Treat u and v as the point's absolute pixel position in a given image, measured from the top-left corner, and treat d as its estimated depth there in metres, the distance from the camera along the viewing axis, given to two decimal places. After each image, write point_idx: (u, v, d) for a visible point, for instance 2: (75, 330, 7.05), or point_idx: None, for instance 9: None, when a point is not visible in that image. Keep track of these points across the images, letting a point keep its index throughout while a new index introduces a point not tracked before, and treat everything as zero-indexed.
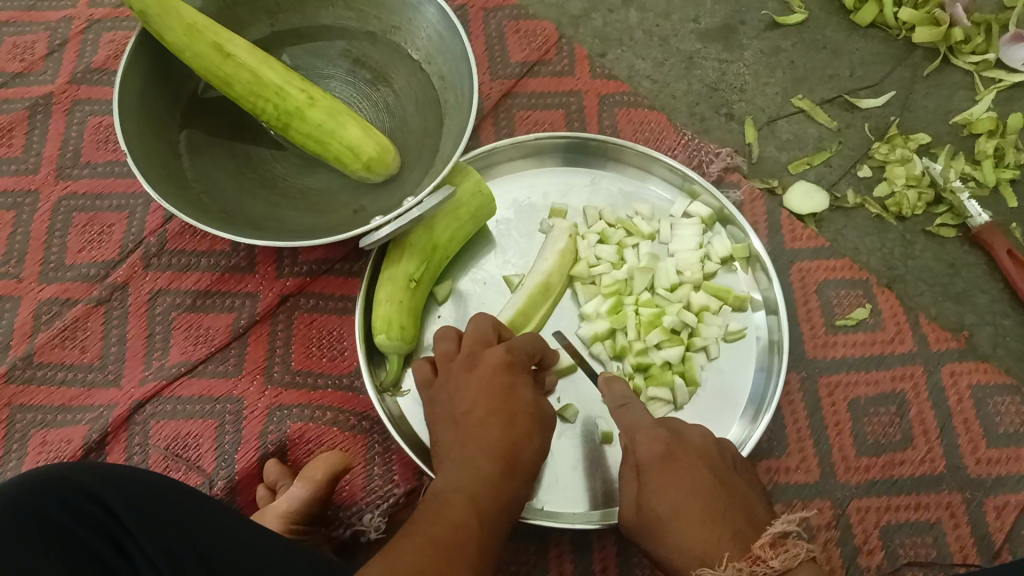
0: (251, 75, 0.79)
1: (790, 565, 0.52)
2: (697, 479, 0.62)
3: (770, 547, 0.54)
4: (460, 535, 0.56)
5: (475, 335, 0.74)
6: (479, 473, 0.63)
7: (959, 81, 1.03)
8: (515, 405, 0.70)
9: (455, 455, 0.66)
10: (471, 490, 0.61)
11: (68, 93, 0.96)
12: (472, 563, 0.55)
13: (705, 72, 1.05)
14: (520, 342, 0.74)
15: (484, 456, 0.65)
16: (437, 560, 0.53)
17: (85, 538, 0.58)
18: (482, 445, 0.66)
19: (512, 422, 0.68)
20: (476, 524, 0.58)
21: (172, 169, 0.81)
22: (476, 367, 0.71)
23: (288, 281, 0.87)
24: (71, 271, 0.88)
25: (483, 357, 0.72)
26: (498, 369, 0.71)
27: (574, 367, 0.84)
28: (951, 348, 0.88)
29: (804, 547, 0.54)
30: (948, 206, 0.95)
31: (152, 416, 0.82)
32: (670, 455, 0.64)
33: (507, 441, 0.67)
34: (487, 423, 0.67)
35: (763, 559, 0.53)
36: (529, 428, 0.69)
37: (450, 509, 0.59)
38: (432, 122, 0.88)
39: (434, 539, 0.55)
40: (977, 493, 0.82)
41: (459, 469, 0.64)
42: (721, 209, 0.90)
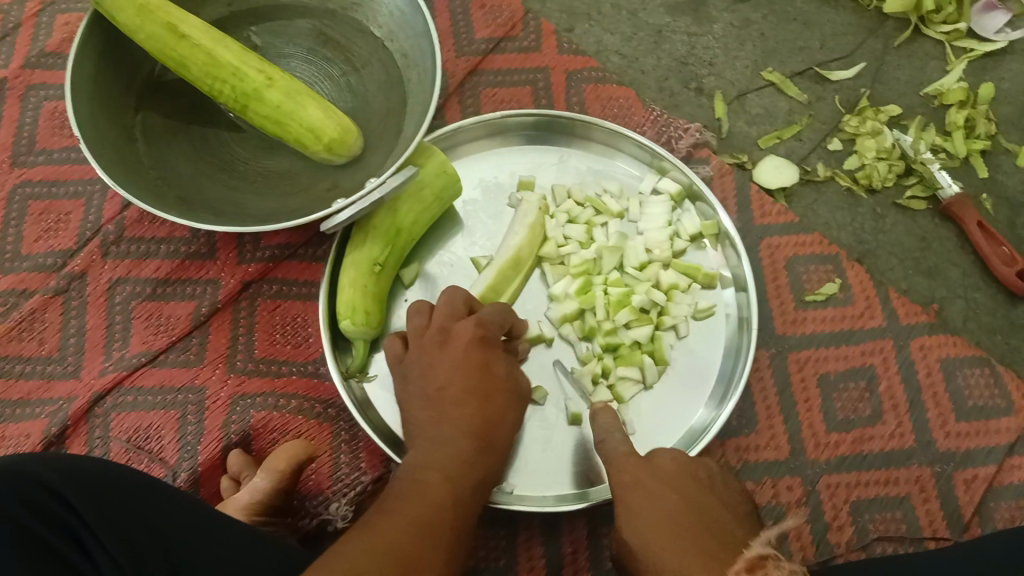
0: (207, 56, 0.77)
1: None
2: (669, 511, 0.57)
3: (747, 573, 0.48)
4: (435, 514, 0.56)
5: (447, 310, 0.72)
6: (456, 452, 0.63)
7: (929, 52, 1.02)
8: (491, 381, 0.69)
9: (429, 433, 0.65)
10: (448, 468, 0.62)
11: (21, 78, 0.94)
12: (449, 541, 0.55)
13: (674, 46, 1.03)
14: (492, 315, 0.73)
15: (459, 435, 0.65)
16: (416, 539, 0.52)
17: (44, 535, 0.56)
18: (457, 423, 0.65)
19: (487, 400, 0.68)
20: (450, 503, 0.58)
21: (126, 153, 0.79)
22: (448, 344, 0.70)
23: (250, 267, 0.86)
24: (27, 262, 0.86)
25: (455, 332, 0.70)
26: (473, 347, 0.70)
27: (542, 337, 0.83)
28: (921, 322, 0.87)
29: (787, 570, 0.47)
30: (918, 178, 0.95)
31: (114, 407, 0.81)
32: (647, 492, 0.61)
33: (482, 419, 0.67)
34: (462, 401, 0.67)
35: None
36: (504, 404, 0.69)
37: (426, 487, 0.59)
38: (394, 101, 0.86)
39: (411, 517, 0.55)
40: (946, 467, 0.82)
41: (435, 446, 0.64)
42: (689, 185, 0.89)
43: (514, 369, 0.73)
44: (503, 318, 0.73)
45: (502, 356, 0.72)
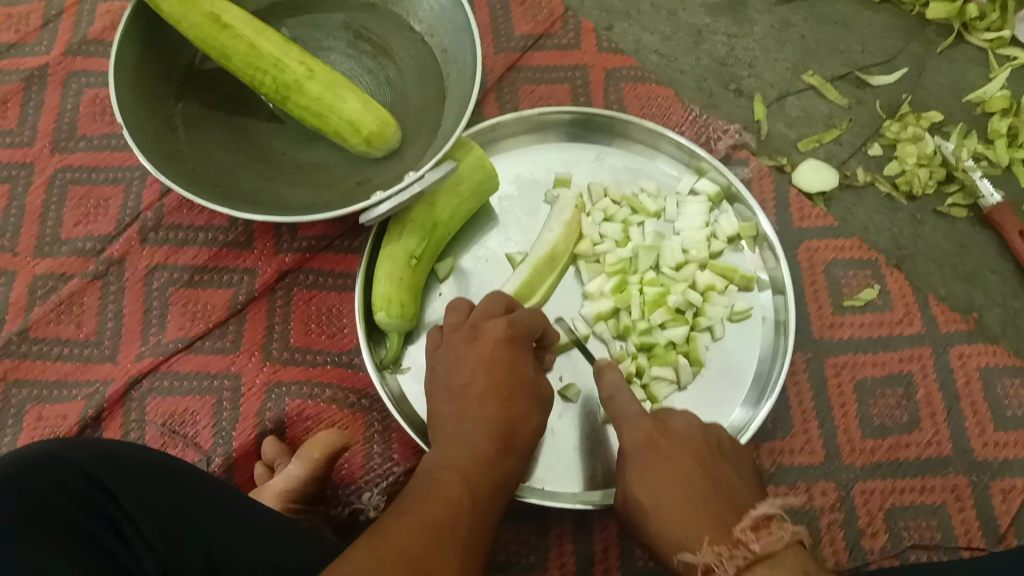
0: (249, 47, 0.77)
1: (773, 549, 0.52)
2: (677, 465, 0.63)
3: (752, 531, 0.54)
4: (452, 513, 0.53)
5: (484, 309, 0.74)
6: (475, 451, 0.61)
7: (972, 58, 1.01)
8: (515, 381, 0.69)
9: (451, 432, 0.64)
10: (465, 469, 0.59)
11: (64, 64, 0.94)
12: (465, 542, 0.52)
13: (714, 46, 1.02)
14: (524, 318, 0.72)
15: (479, 436, 0.63)
16: (428, 540, 0.49)
17: (81, 519, 0.55)
18: (478, 422, 0.64)
19: (507, 400, 0.67)
20: (468, 502, 0.56)
21: (167, 143, 0.80)
22: (477, 340, 0.70)
23: (287, 256, 0.86)
24: (66, 246, 0.87)
25: (486, 328, 0.71)
26: (498, 344, 0.70)
27: (572, 344, 0.83)
28: (960, 330, 0.86)
29: (787, 531, 0.54)
30: (959, 185, 0.93)
31: (149, 392, 0.81)
32: (659, 449, 0.65)
33: (502, 418, 0.65)
34: (484, 400, 0.66)
35: (744, 542, 0.53)
36: (528, 404, 0.69)
37: (444, 485, 0.56)
38: (433, 95, 0.86)
39: (428, 516, 0.52)
40: (984, 477, 0.81)
41: (453, 446, 0.62)
42: (728, 186, 0.88)
43: (538, 372, 0.73)
44: (535, 322, 0.73)
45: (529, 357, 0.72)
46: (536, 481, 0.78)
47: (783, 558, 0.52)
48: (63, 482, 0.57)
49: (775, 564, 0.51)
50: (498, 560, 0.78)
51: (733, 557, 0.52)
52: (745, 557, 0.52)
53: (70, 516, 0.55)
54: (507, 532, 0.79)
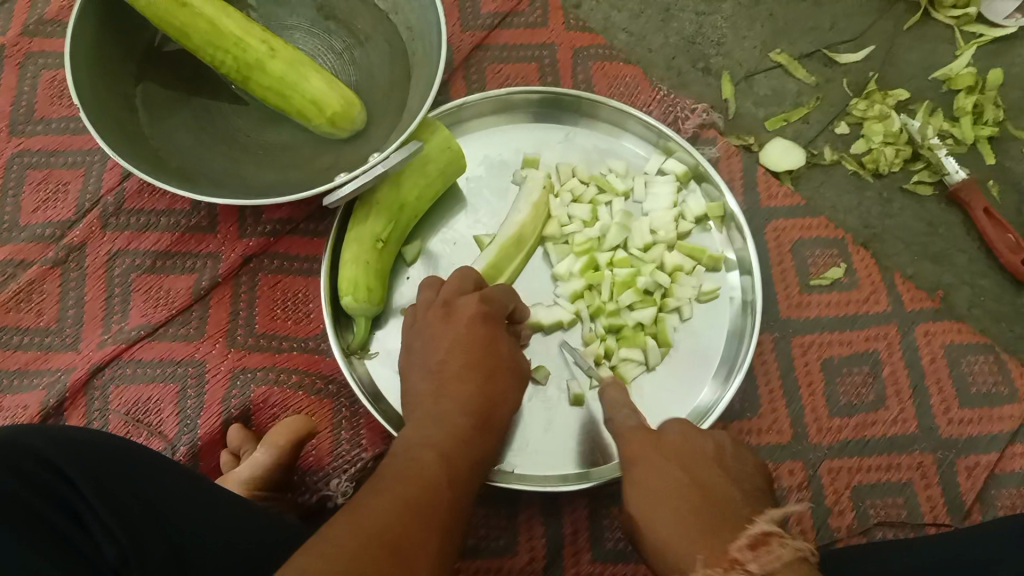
0: (209, 25, 0.76)
1: (772, 568, 0.46)
2: (672, 477, 0.58)
3: (751, 549, 0.48)
4: (426, 493, 0.52)
5: (456, 286, 0.72)
6: (451, 433, 0.60)
7: (939, 36, 1.01)
8: (493, 360, 0.68)
9: (427, 408, 0.63)
10: (442, 447, 0.58)
11: (19, 45, 0.92)
12: (443, 522, 0.51)
13: (682, 24, 1.02)
14: (500, 294, 0.72)
15: (455, 412, 0.63)
16: (406, 519, 0.48)
17: (44, 510, 0.55)
18: (456, 398, 0.64)
19: (489, 377, 0.67)
20: (445, 481, 0.55)
21: (127, 124, 0.78)
22: (453, 317, 0.69)
23: (251, 241, 0.84)
24: (25, 232, 0.85)
25: (461, 304, 0.70)
26: (476, 320, 0.69)
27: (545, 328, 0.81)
28: (926, 308, 0.87)
29: (790, 548, 0.48)
30: (925, 163, 0.94)
31: (111, 380, 0.80)
32: (646, 459, 0.61)
33: (482, 396, 0.65)
34: (464, 376, 0.65)
35: (741, 562, 0.47)
36: (504, 384, 0.68)
37: (420, 466, 0.55)
38: (399, 75, 0.85)
39: (399, 496, 0.50)
40: (949, 454, 0.82)
41: (430, 425, 0.61)
42: (695, 165, 0.88)
43: (515, 349, 0.72)
44: (508, 297, 0.73)
45: (505, 334, 0.71)
46: (507, 464, 0.78)
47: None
48: (26, 472, 0.56)
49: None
50: (469, 544, 0.78)
51: None
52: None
53: (32, 507, 0.55)
54: (477, 517, 0.79)
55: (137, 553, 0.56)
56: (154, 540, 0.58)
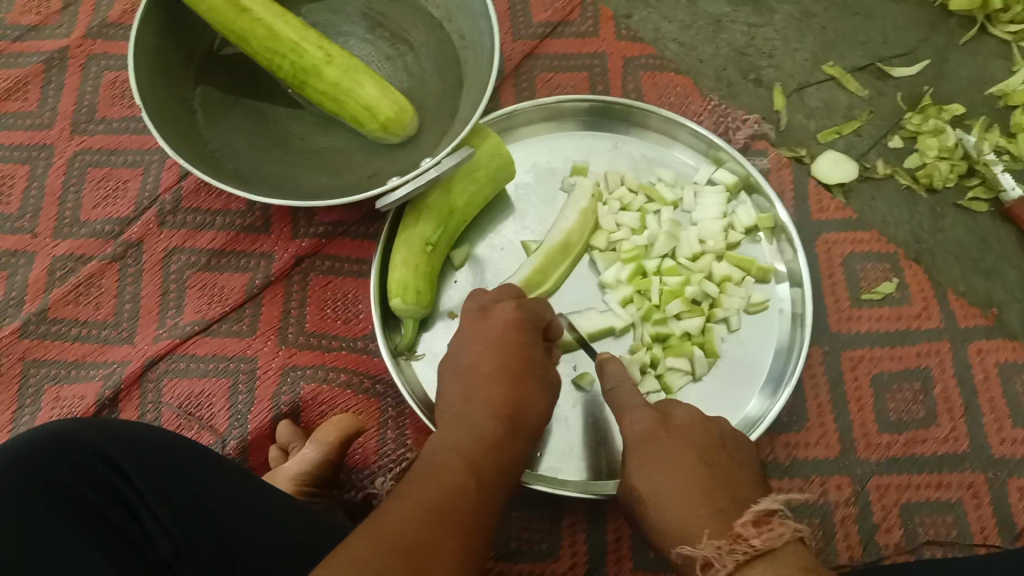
0: (267, 31, 0.77)
1: (772, 545, 0.49)
2: (674, 454, 0.60)
3: (754, 525, 0.51)
4: (449, 498, 0.51)
5: (496, 296, 0.73)
6: (479, 436, 0.59)
7: (995, 51, 1.00)
8: (524, 365, 0.67)
9: (457, 411, 0.62)
10: (470, 452, 0.57)
11: (84, 47, 0.95)
12: (466, 528, 0.50)
13: (733, 36, 1.02)
14: (533, 303, 0.72)
15: (485, 416, 0.61)
16: (425, 525, 0.48)
17: (99, 502, 0.56)
18: (485, 402, 0.62)
19: (519, 380, 0.65)
20: (471, 487, 0.54)
21: (185, 124, 0.80)
22: (486, 319, 0.70)
23: (304, 241, 0.86)
24: (85, 228, 0.87)
25: (495, 310, 0.70)
26: (507, 325, 0.68)
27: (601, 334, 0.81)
28: (979, 325, 0.86)
29: (790, 526, 0.50)
30: (980, 179, 0.92)
31: (165, 373, 0.82)
32: (659, 439, 0.62)
33: (513, 401, 0.63)
34: (494, 379, 0.64)
35: (744, 537, 0.50)
36: (535, 388, 0.66)
37: (444, 469, 0.54)
38: (451, 83, 0.86)
39: (424, 501, 0.50)
40: (1000, 473, 0.80)
41: (457, 431, 0.60)
42: (746, 176, 0.88)
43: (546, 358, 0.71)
44: (542, 306, 0.73)
45: (537, 340, 0.70)
46: (550, 470, 0.78)
47: (783, 554, 0.49)
48: (80, 466, 0.57)
49: (775, 562, 0.48)
50: (511, 547, 0.78)
51: (732, 552, 0.49)
52: (744, 553, 0.49)
53: (88, 499, 0.56)
54: (520, 520, 0.79)
55: (189, 549, 0.57)
56: (204, 530, 0.59)
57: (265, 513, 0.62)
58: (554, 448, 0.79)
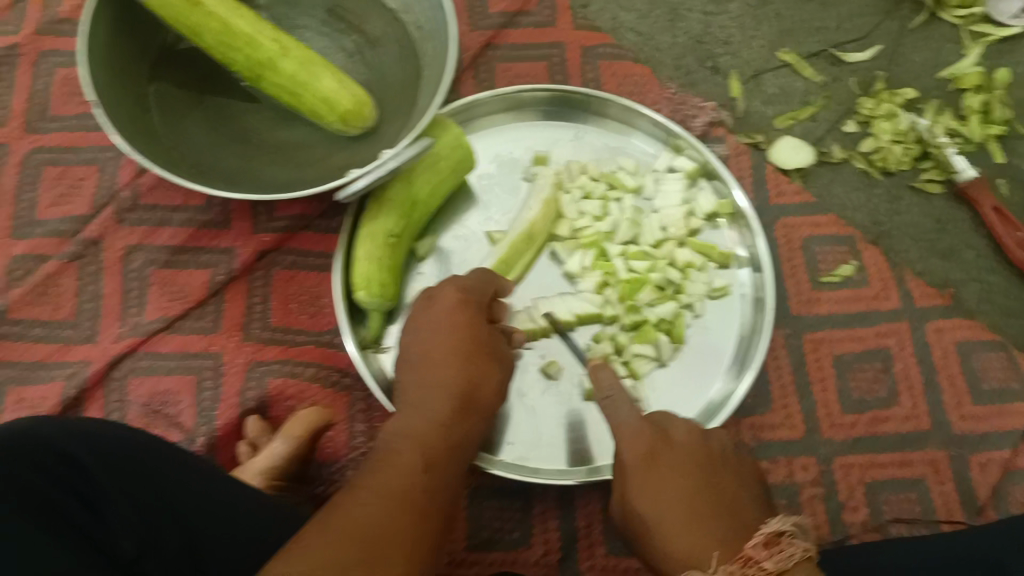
0: (221, 25, 0.76)
1: (785, 566, 0.48)
2: (676, 473, 0.58)
3: (764, 546, 0.50)
4: (406, 482, 0.52)
5: (437, 279, 0.71)
6: (432, 419, 0.60)
7: (946, 35, 1.02)
8: (475, 342, 0.66)
9: (410, 398, 0.63)
10: (422, 435, 0.59)
11: (35, 43, 0.93)
12: (425, 510, 0.51)
13: (690, 24, 1.02)
14: (475, 280, 0.70)
15: (437, 399, 0.62)
16: (385, 511, 0.49)
17: (61, 503, 0.55)
18: (436, 386, 0.63)
19: (472, 358, 0.65)
20: (425, 470, 0.55)
21: (141, 122, 0.78)
22: (434, 305, 0.68)
23: (266, 236, 0.85)
24: (42, 228, 0.85)
25: (439, 293, 0.68)
26: (453, 307, 0.67)
27: (574, 324, 0.82)
28: (936, 305, 0.88)
29: (801, 546, 0.49)
30: (933, 162, 0.95)
31: (131, 372, 0.81)
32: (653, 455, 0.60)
33: (464, 379, 0.64)
34: (445, 361, 0.64)
35: (756, 560, 0.49)
36: (488, 364, 0.66)
37: (398, 454, 0.56)
38: (409, 74, 0.86)
39: (382, 487, 0.51)
40: (962, 450, 0.82)
41: (410, 415, 0.61)
42: (705, 163, 0.89)
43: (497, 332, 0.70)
44: (488, 282, 0.71)
45: (487, 317, 0.69)
46: (519, 459, 0.78)
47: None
48: (44, 468, 0.55)
49: None
50: (483, 537, 0.78)
51: None
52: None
53: (52, 500, 0.54)
54: (492, 510, 0.79)
55: (150, 546, 0.57)
56: (165, 523, 0.59)
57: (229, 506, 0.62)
58: (524, 437, 0.79)
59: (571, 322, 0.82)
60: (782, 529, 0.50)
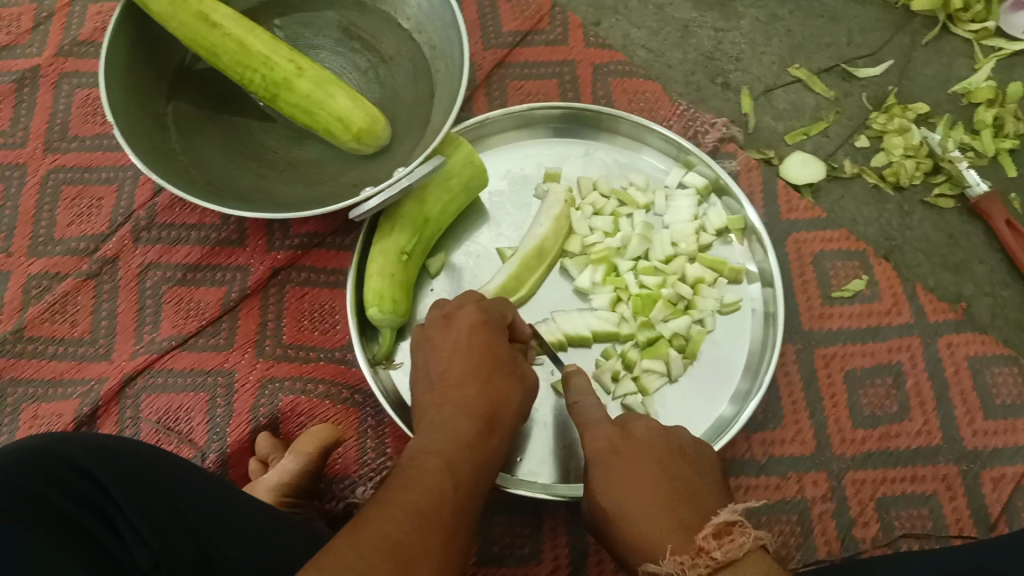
0: (238, 45, 0.78)
1: (734, 556, 0.48)
2: (638, 470, 0.59)
3: (715, 537, 0.49)
4: (431, 499, 0.52)
5: (456, 304, 0.72)
6: (456, 436, 0.60)
7: (957, 49, 1.02)
8: (494, 365, 0.67)
9: (433, 418, 0.63)
10: (448, 452, 0.58)
11: (56, 65, 0.95)
12: (449, 530, 0.50)
13: (701, 41, 1.03)
14: (493, 303, 0.72)
15: (460, 419, 0.62)
16: (413, 527, 0.48)
17: (77, 516, 0.55)
18: (459, 405, 0.63)
19: (490, 380, 0.66)
20: (450, 488, 0.54)
21: (158, 142, 0.80)
22: (451, 327, 0.69)
23: (279, 254, 0.86)
24: (60, 246, 0.87)
25: (459, 316, 0.70)
26: (473, 329, 0.69)
27: (590, 339, 0.82)
28: (949, 319, 0.87)
29: (752, 536, 0.49)
30: (946, 175, 0.94)
31: (143, 390, 0.82)
32: (618, 455, 0.61)
33: (485, 400, 0.64)
34: (465, 382, 0.65)
35: (706, 550, 0.48)
36: (507, 385, 0.67)
37: (426, 471, 0.55)
38: (423, 92, 0.87)
39: (409, 502, 0.50)
40: (974, 465, 0.82)
41: (434, 433, 0.60)
42: (716, 179, 0.89)
43: (517, 356, 0.71)
44: (505, 308, 0.73)
45: (506, 340, 0.70)
46: (530, 475, 0.78)
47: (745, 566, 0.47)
48: (58, 480, 0.56)
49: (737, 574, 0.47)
50: (492, 553, 0.78)
51: (696, 566, 0.48)
52: (707, 566, 0.47)
53: (64, 512, 0.55)
54: (503, 526, 0.79)
55: (167, 558, 0.57)
56: (181, 540, 0.59)
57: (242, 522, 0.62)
58: (534, 453, 0.80)
59: (587, 337, 0.82)
60: (732, 518, 0.50)
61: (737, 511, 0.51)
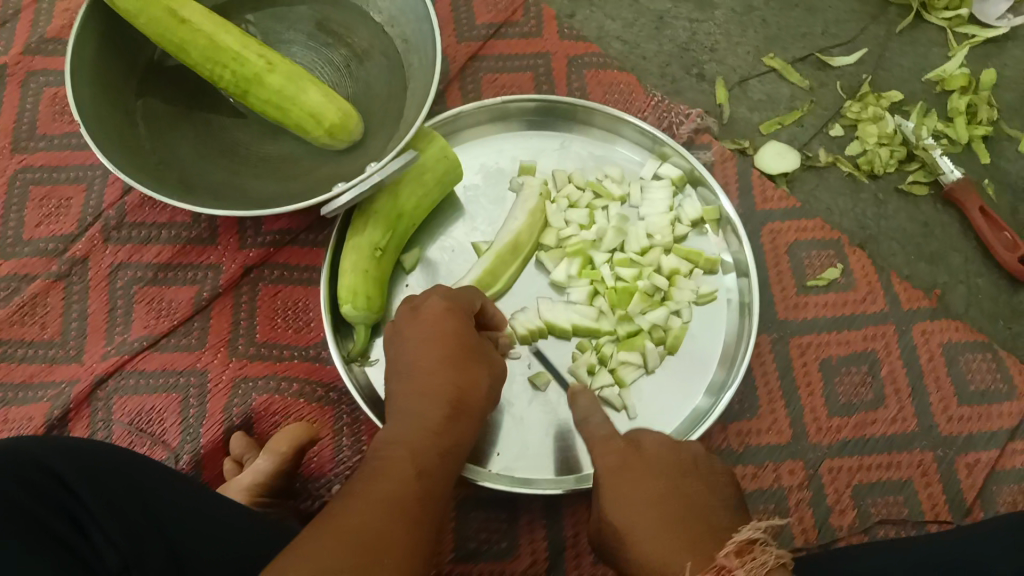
0: (208, 41, 0.77)
1: (759, 575, 0.46)
2: (651, 488, 0.58)
3: (736, 556, 0.48)
4: (398, 491, 0.51)
5: (424, 293, 0.72)
6: (422, 425, 0.60)
7: (931, 38, 1.02)
8: (462, 350, 0.66)
9: (400, 408, 0.62)
10: (414, 442, 0.58)
11: (22, 64, 0.93)
12: (416, 520, 0.50)
13: (676, 31, 1.03)
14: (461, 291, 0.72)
15: (427, 406, 0.61)
16: (379, 522, 0.48)
17: (45, 518, 0.54)
18: (428, 393, 0.62)
19: (461, 366, 0.65)
20: (417, 478, 0.54)
21: (128, 138, 0.79)
22: (419, 316, 0.69)
23: (251, 252, 0.86)
24: (29, 247, 0.86)
25: (426, 305, 0.69)
26: (441, 315, 0.67)
27: (569, 333, 0.82)
28: (923, 307, 0.88)
29: (773, 553, 0.48)
30: (919, 163, 0.94)
31: (115, 391, 0.81)
32: (629, 470, 0.60)
33: (455, 387, 0.63)
34: (435, 369, 0.64)
35: (728, 568, 0.47)
36: (477, 369, 0.66)
37: (391, 463, 0.55)
38: (397, 86, 0.86)
39: (374, 496, 0.50)
40: (949, 452, 0.82)
41: (401, 423, 0.60)
42: (691, 170, 0.89)
43: (484, 341, 0.70)
44: (474, 296, 0.72)
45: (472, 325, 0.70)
46: (507, 470, 0.78)
47: None
48: (27, 481, 0.56)
49: None
50: (470, 548, 0.78)
51: None
52: None
53: (35, 514, 0.54)
54: (481, 521, 0.79)
55: (137, 560, 0.56)
56: (152, 541, 0.58)
57: (212, 518, 0.63)
58: (511, 447, 0.79)
59: (566, 330, 0.82)
60: (753, 536, 0.49)
61: (759, 530, 0.50)
